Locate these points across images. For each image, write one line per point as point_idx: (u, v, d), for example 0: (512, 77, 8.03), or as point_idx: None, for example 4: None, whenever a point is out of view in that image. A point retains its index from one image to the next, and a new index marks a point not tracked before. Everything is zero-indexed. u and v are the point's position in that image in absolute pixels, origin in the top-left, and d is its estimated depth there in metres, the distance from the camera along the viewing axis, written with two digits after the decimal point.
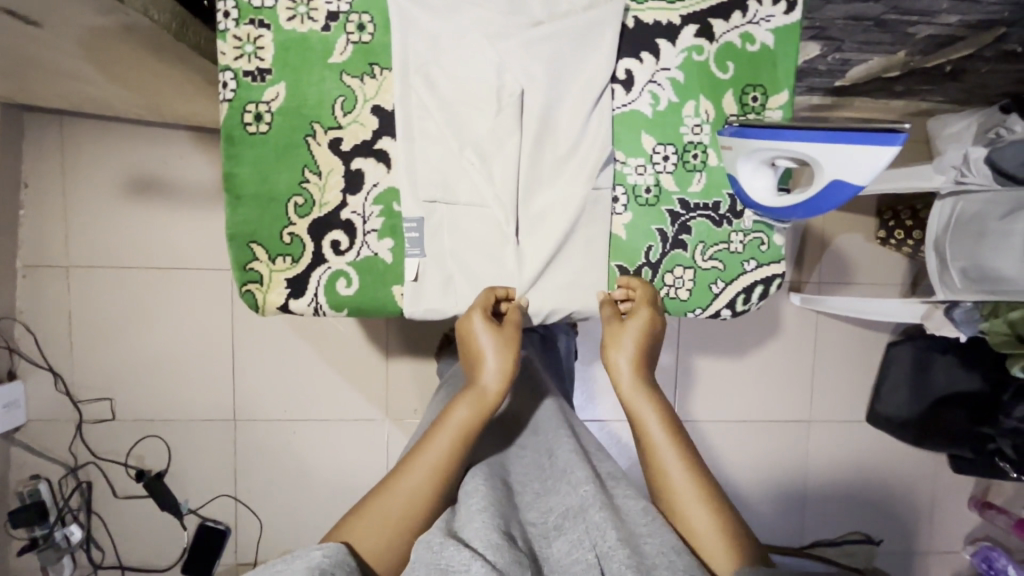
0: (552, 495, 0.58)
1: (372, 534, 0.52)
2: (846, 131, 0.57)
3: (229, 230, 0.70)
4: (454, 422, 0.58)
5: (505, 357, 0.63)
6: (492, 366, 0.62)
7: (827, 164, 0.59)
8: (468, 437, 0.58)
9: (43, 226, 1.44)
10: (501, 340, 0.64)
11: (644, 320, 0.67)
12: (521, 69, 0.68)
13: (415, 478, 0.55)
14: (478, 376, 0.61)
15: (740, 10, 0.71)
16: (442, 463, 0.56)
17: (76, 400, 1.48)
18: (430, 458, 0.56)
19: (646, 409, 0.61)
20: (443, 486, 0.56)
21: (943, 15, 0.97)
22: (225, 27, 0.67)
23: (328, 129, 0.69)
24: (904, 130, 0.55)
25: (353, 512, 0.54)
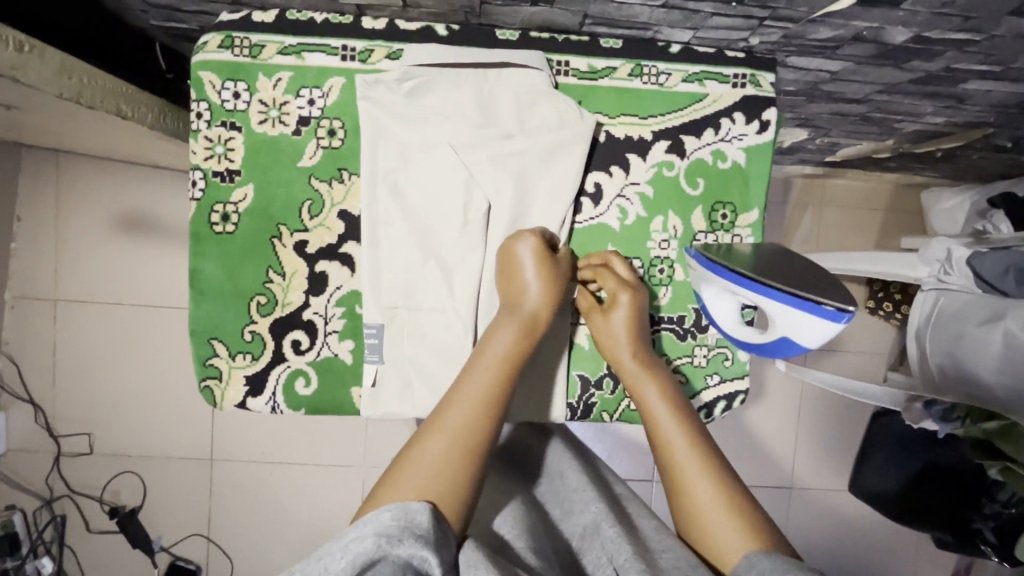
0: (574, 517, 0.60)
1: (435, 477, 0.50)
2: (794, 297, 0.56)
3: (190, 326, 0.70)
4: (496, 352, 0.58)
5: (549, 286, 0.62)
6: (534, 297, 0.62)
7: (777, 319, 0.58)
8: (512, 367, 0.58)
9: (34, 260, 1.45)
10: (544, 269, 0.63)
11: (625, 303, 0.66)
12: (489, 184, 0.68)
13: (465, 413, 0.54)
14: (519, 303, 0.62)
15: (713, 127, 0.71)
16: (488, 396, 0.55)
17: (55, 433, 1.48)
18: (474, 390, 0.55)
19: (643, 382, 0.64)
20: (492, 416, 0.54)
21: (929, 116, 0.96)
22: (197, 128, 0.68)
23: (293, 232, 0.69)
24: (850, 309, 0.54)
25: (399, 466, 0.51)
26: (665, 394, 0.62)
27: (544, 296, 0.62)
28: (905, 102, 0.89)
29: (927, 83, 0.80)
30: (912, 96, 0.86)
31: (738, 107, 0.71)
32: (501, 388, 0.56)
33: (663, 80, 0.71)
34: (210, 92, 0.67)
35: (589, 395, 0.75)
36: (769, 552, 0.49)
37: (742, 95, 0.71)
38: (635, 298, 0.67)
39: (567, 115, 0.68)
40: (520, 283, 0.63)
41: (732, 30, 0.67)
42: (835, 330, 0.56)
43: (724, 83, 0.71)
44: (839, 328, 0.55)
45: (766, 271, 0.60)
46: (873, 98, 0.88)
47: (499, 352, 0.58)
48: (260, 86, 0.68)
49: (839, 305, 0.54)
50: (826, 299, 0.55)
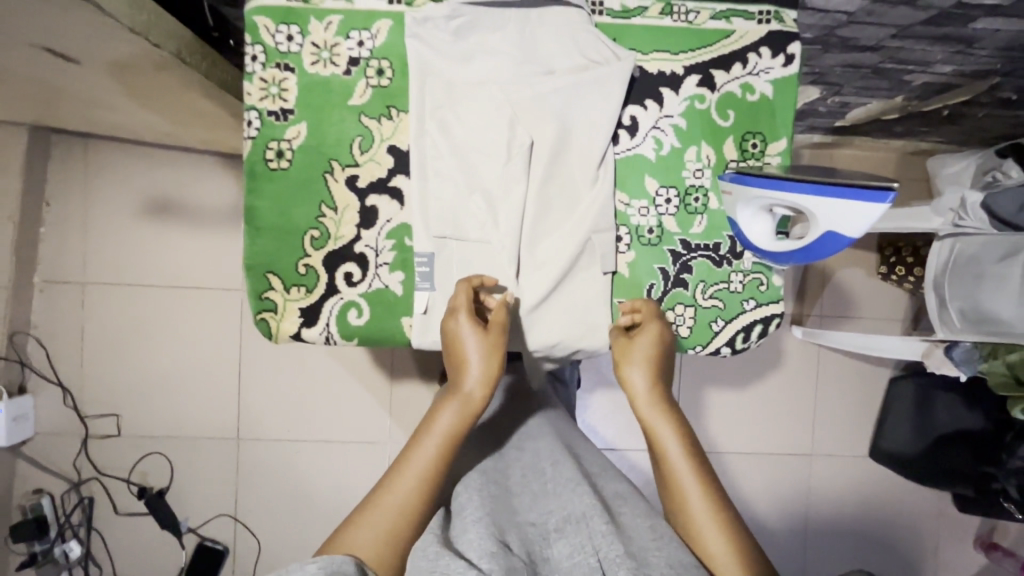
0: (552, 499, 0.59)
1: (373, 551, 0.52)
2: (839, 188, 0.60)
3: (247, 260, 0.72)
4: (440, 428, 0.60)
5: (491, 362, 0.65)
6: (476, 374, 0.64)
7: (823, 216, 0.62)
8: (454, 443, 0.60)
9: (63, 243, 1.48)
10: (487, 346, 0.66)
11: (652, 334, 0.70)
12: (533, 116, 0.72)
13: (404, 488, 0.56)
14: (461, 381, 0.64)
15: (741, 62, 0.75)
16: (431, 469, 0.58)
17: (84, 415, 1.50)
18: (416, 468, 0.57)
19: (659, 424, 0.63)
20: (430, 495, 0.57)
21: (938, 66, 1.00)
22: (252, 70, 0.71)
23: (345, 166, 0.72)
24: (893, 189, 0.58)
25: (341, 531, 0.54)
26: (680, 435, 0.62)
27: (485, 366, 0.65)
28: (916, 48, 0.93)
29: (937, 24, 0.84)
30: (922, 41, 0.90)
31: (764, 42, 0.75)
32: (446, 457, 0.59)
33: (692, 18, 0.75)
34: (264, 36, 0.71)
35: None
36: None
37: (767, 30, 0.75)
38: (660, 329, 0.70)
39: (606, 50, 0.73)
40: (463, 360, 0.66)
41: None
42: (880, 213, 0.60)
43: (750, 20, 0.75)
44: (885, 209, 0.59)
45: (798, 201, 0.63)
46: (886, 44, 0.92)
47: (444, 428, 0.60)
48: (313, 29, 0.71)
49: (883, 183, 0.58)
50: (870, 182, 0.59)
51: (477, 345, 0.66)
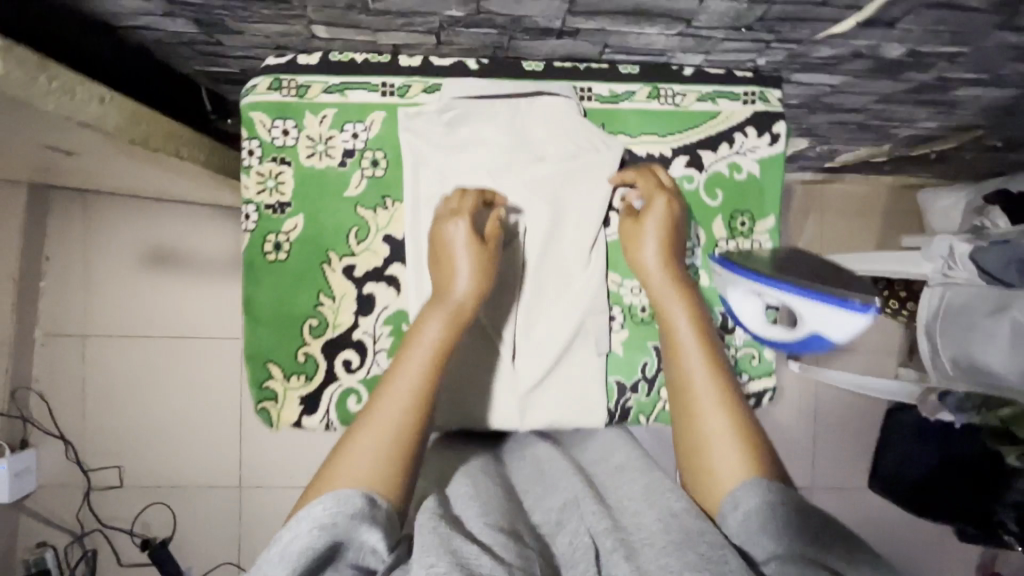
0: (552, 494, 0.60)
1: (376, 463, 0.52)
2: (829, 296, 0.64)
3: (247, 350, 0.74)
4: (432, 335, 0.59)
5: (480, 270, 0.63)
6: (467, 273, 0.63)
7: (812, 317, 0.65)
8: (443, 350, 0.59)
9: (63, 297, 1.49)
10: (476, 259, 0.64)
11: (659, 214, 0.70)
12: (526, 203, 0.73)
13: (397, 402, 0.55)
14: (452, 284, 0.63)
15: (727, 142, 0.77)
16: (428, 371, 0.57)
17: (86, 468, 1.50)
18: (413, 374, 0.57)
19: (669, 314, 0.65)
20: (426, 401, 0.56)
21: (923, 122, 1.02)
22: (249, 164, 0.72)
23: (342, 256, 0.74)
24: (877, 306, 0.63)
25: (343, 446, 0.53)
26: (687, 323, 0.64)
27: (476, 263, 0.64)
28: (901, 109, 0.94)
29: (921, 92, 0.86)
30: (906, 104, 0.92)
31: (750, 122, 0.77)
32: (436, 365, 0.58)
33: (679, 100, 0.76)
34: (260, 131, 0.72)
35: (625, 399, 0.77)
36: (760, 486, 0.54)
37: (753, 110, 0.77)
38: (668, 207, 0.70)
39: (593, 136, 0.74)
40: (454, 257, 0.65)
41: (741, 51, 0.73)
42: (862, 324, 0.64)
43: (736, 100, 0.77)
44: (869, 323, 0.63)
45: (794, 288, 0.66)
46: (871, 107, 0.93)
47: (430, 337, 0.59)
48: (308, 123, 0.73)
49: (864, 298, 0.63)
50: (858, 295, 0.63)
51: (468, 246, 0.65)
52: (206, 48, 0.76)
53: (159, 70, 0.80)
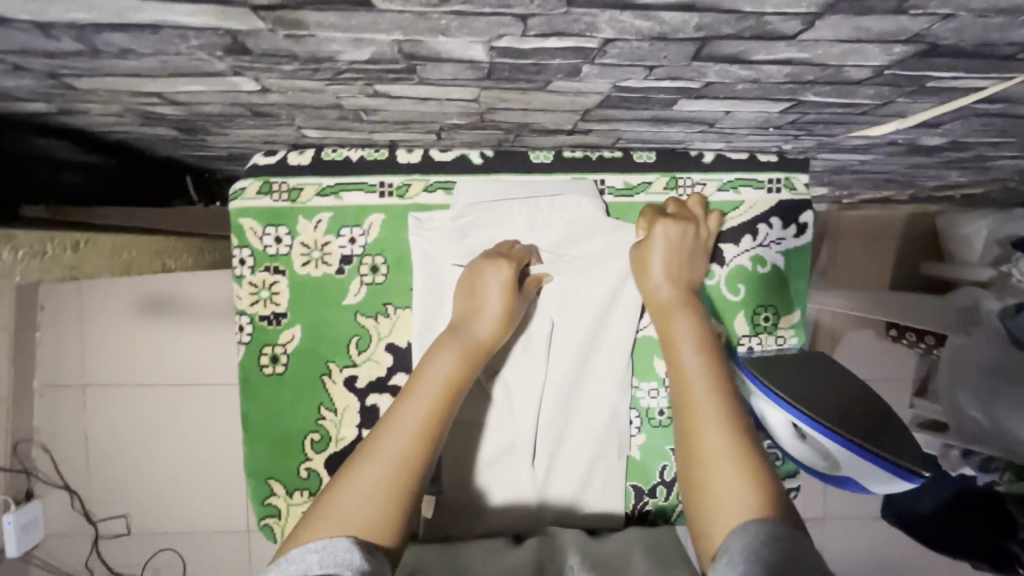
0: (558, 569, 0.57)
1: (370, 506, 0.48)
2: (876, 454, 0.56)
3: (247, 467, 0.70)
4: (441, 370, 0.56)
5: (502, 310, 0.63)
6: (488, 311, 0.62)
7: (843, 461, 0.60)
8: (453, 387, 0.56)
9: (60, 346, 1.46)
10: (501, 295, 0.63)
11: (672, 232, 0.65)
12: (538, 308, 0.69)
13: (402, 437, 0.51)
14: (471, 325, 0.62)
15: (750, 233, 0.72)
16: (433, 408, 0.54)
17: (93, 517, 1.49)
18: (417, 411, 0.53)
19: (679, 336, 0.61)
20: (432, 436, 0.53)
21: (953, 178, 0.96)
22: (241, 274, 0.68)
23: (343, 367, 0.70)
24: (921, 474, 0.55)
25: (334, 488, 0.49)
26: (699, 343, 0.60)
27: (503, 307, 0.63)
28: (932, 172, 0.89)
29: (957, 163, 0.80)
30: (938, 169, 0.86)
31: (774, 212, 0.72)
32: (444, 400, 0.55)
33: (698, 190, 0.71)
34: (252, 238, 0.68)
35: (643, 503, 0.74)
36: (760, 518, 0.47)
37: (778, 199, 0.72)
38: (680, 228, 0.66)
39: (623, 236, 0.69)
40: (473, 295, 0.63)
41: (764, 141, 0.67)
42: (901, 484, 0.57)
43: (759, 188, 0.72)
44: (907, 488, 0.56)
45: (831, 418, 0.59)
46: (901, 171, 0.88)
47: (441, 372, 0.57)
48: (302, 229, 0.68)
49: (913, 468, 0.56)
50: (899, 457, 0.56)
51: (489, 284, 0.63)
52: (190, 143, 0.71)
53: (116, 166, 0.75)
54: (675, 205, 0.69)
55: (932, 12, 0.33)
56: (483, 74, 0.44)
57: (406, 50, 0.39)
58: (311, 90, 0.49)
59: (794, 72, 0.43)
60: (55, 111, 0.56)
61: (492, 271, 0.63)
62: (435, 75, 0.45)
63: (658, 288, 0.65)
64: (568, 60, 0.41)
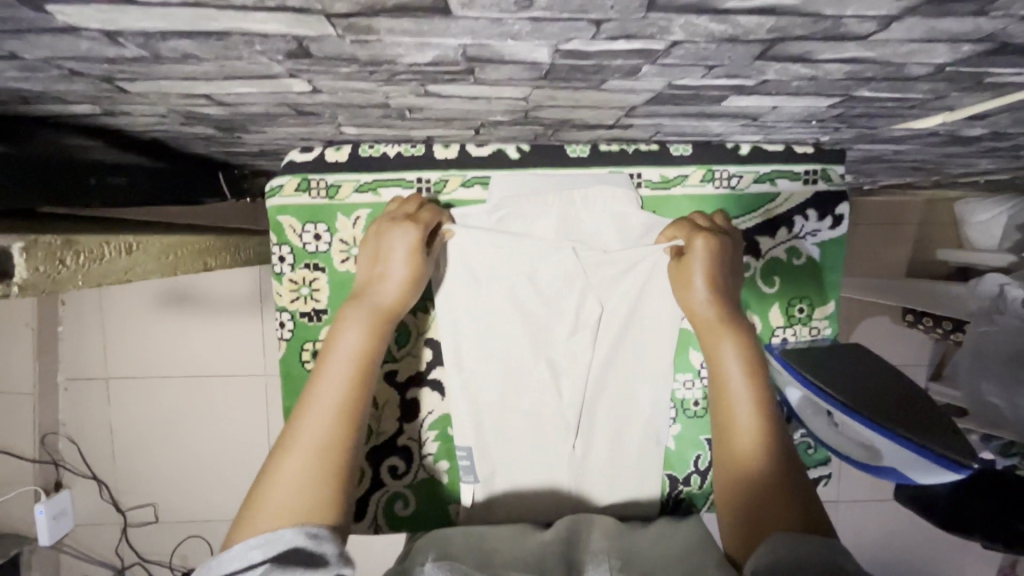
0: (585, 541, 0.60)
1: (299, 496, 0.48)
2: (914, 442, 0.56)
3: None
4: (348, 346, 0.55)
5: (411, 277, 0.61)
6: (393, 280, 0.60)
7: (887, 452, 0.59)
8: (365, 363, 0.55)
9: (83, 341, 1.47)
10: (408, 263, 0.61)
11: (704, 250, 0.64)
12: (577, 303, 0.69)
13: (320, 423, 0.51)
14: (375, 293, 0.59)
15: (786, 225, 0.72)
16: (347, 389, 0.53)
17: (122, 506, 1.52)
18: (333, 390, 0.53)
19: (722, 342, 0.61)
20: (352, 415, 0.52)
21: (982, 166, 0.96)
22: (281, 271, 0.69)
23: (383, 362, 0.71)
24: (969, 465, 0.55)
25: (262, 484, 0.49)
26: (741, 352, 0.60)
27: (409, 270, 0.61)
28: (963, 160, 0.88)
29: (991, 152, 0.80)
30: (971, 157, 0.86)
31: (810, 204, 0.72)
32: (359, 378, 0.54)
33: (734, 183, 0.71)
34: (291, 236, 0.68)
35: (677, 492, 0.75)
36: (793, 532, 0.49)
37: (814, 191, 0.72)
38: (711, 242, 0.65)
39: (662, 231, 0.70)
40: (380, 266, 0.61)
41: (803, 133, 0.67)
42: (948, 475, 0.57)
43: (796, 180, 0.71)
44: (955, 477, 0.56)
45: (872, 407, 0.60)
46: (933, 160, 0.87)
47: (351, 346, 0.55)
48: (340, 226, 0.68)
49: (962, 460, 0.55)
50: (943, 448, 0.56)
51: (396, 251, 0.61)
52: (226, 140, 0.71)
53: (156, 168, 0.75)
54: (705, 220, 0.68)
55: (1011, 15, 0.33)
56: (539, 75, 0.44)
57: (469, 54, 0.39)
58: (362, 90, 0.49)
59: (854, 70, 0.43)
60: (100, 113, 0.56)
61: (396, 239, 0.62)
62: (492, 76, 0.45)
63: (698, 304, 0.64)
64: (629, 60, 0.41)
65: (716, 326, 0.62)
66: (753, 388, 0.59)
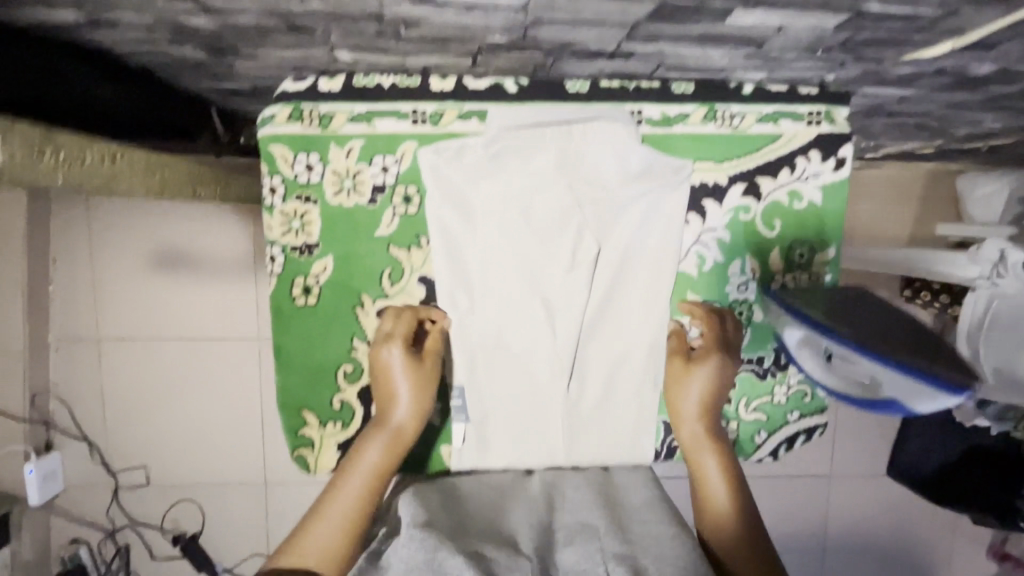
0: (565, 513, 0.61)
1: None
2: (903, 362, 0.54)
3: (279, 397, 0.71)
4: (367, 461, 0.58)
5: (423, 398, 0.62)
6: (406, 401, 0.62)
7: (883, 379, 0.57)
8: (379, 479, 0.58)
9: (73, 301, 1.45)
10: (419, 378, 0.63)
11: (709, 364, 0.66)
12: (574, 240, 0.68)
13: (331, 524, 0.55)
14: (390, 413, 0.61)
15: (788, 167, 0.71)
16: (360, 499, 0.56)
17: (112, 468, 1.51)
18: (347, 495, 0.56)
19: (705, 452, 0.63)
20: (360, 523, 0.56)
21: (986, 124, 0.94)
22: (272, 203, 0.67)
23: (375, 299, 0.69)
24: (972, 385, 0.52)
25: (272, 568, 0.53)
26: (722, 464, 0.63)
27: (420, 395, 0.62)
28: (968, 114, 0.87)
29: (996, 101, 0.79)
30: (976, 110, 0.85)
31: (814, 145, 0.70)
32: (372, 491, 0.57)
33: (737, 122, 0.70)
34: (282, 166, 0.67)
35: (671, 437, 0.75)
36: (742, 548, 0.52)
37: (817, 132, 0.70)
38: (716, 360, 0.67)
39: (662, 169, 0.68)
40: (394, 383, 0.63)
41: (807, 70, 0.65)
42: (950, 401, 0.54)
43: (799, 121, 0.70)
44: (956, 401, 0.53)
45: (868, 332, 0.59)
46: (937, 113, 0.86)
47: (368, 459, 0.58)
48: (333, 157, 0.67)
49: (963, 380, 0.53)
50: (944, 369, 0.54)
51: (409, 374, 0.62)
52: (216, 69, 0.69)
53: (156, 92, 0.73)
54: (733, 324, 0.70)
55: None
56: None
57: None
58: None
59: None
60: (84, 23, 0.54)
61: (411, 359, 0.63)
62: None
63: (688, 417, 0.65)
64: None
65: (702, 439, 0.64)
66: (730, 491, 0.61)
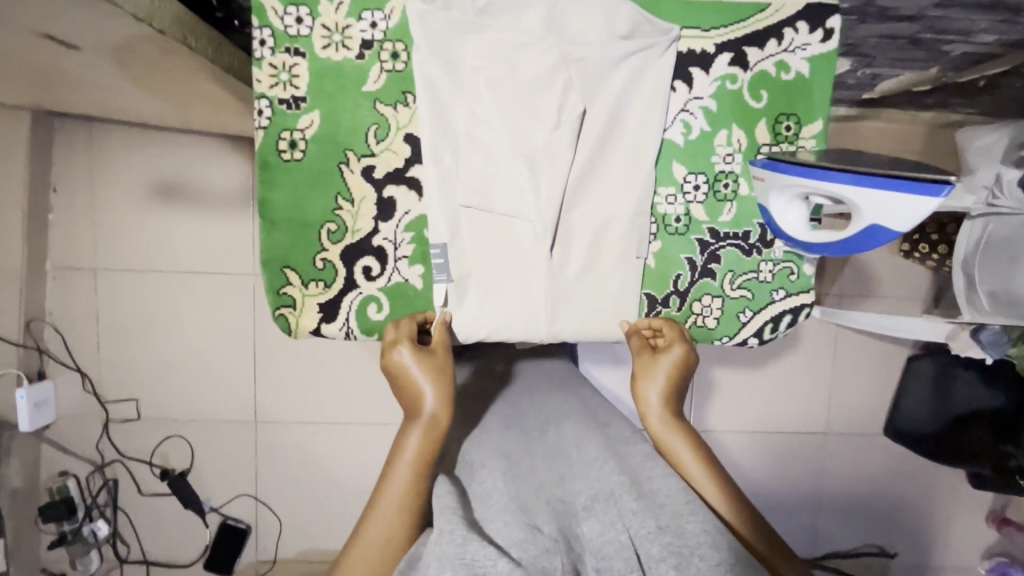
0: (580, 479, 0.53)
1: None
2: (884, 176, 0.57)
3: (262, 254, 0.71)
4: (405, 454, 0.55)
5: (448, 382, 0.59)
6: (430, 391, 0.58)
7: (868, 209, 0.60)
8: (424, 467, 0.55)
9: (74, 229, 1.38)
10: (434, 368, 0.60)
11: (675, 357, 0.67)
12: (559, 98, 0.67)
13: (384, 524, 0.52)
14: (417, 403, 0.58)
15: (776, 38, 0.71)
16: (407, 492, 0.54)
17: (104, 400, 1.42)
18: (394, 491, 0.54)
19: (675, 441, 0.60)
20: (414, 515, 0.54)
21: (980, 35, 0.94)
22: (261, 55, 0.68)
23: (361, 157, 0.70)
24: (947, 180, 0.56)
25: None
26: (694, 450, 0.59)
27: (442, 381, 0.59)
28: (961, 18, 0.87)
29: None
30: (969, 10, 0.84)
31: (802, 16, 0.70)
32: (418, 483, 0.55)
33: None
34: (272, 18, 0.67)
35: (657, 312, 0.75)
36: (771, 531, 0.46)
37: (806, 3, 0.70)
38: (681, 353, 0.67)
39: (650, 31, 0.68)
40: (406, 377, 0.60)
41: None
42: (931, 206, 0.57)
43: None
44: (937, 202, 0.56)
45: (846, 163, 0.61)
46: (927, 14, 0.86)
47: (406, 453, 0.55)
48: (323, 10, 0.68)
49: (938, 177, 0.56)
50: (921, 175, 0.57)
51: (424, 367, 0.60)
52: None
53: None
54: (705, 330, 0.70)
55: None
56: None
57: None
58: None
59: None
60: None
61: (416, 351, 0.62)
62: None
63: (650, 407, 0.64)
64: None
65: (665, 429, 0.62)
66: (709, 471, 0.57)
